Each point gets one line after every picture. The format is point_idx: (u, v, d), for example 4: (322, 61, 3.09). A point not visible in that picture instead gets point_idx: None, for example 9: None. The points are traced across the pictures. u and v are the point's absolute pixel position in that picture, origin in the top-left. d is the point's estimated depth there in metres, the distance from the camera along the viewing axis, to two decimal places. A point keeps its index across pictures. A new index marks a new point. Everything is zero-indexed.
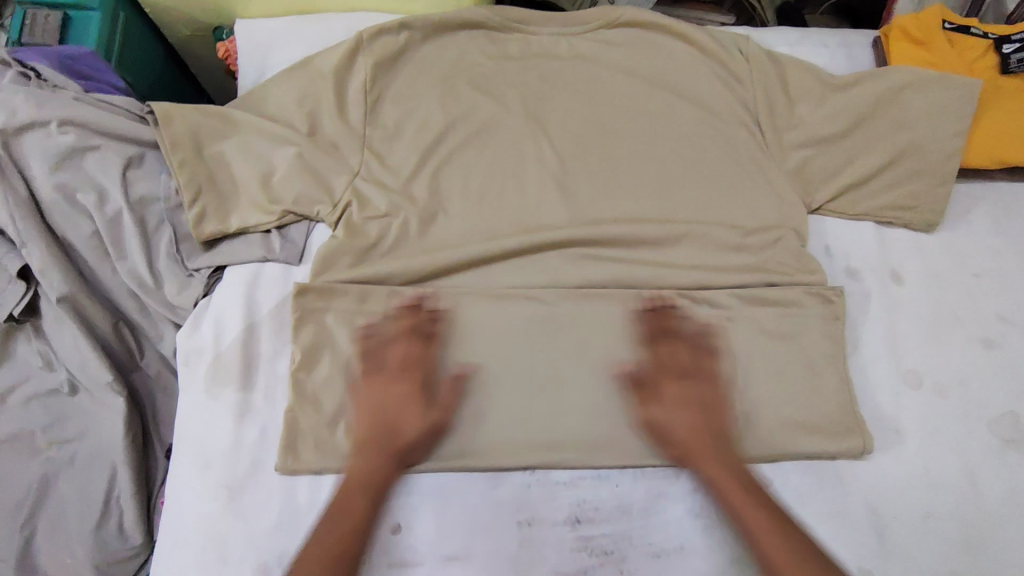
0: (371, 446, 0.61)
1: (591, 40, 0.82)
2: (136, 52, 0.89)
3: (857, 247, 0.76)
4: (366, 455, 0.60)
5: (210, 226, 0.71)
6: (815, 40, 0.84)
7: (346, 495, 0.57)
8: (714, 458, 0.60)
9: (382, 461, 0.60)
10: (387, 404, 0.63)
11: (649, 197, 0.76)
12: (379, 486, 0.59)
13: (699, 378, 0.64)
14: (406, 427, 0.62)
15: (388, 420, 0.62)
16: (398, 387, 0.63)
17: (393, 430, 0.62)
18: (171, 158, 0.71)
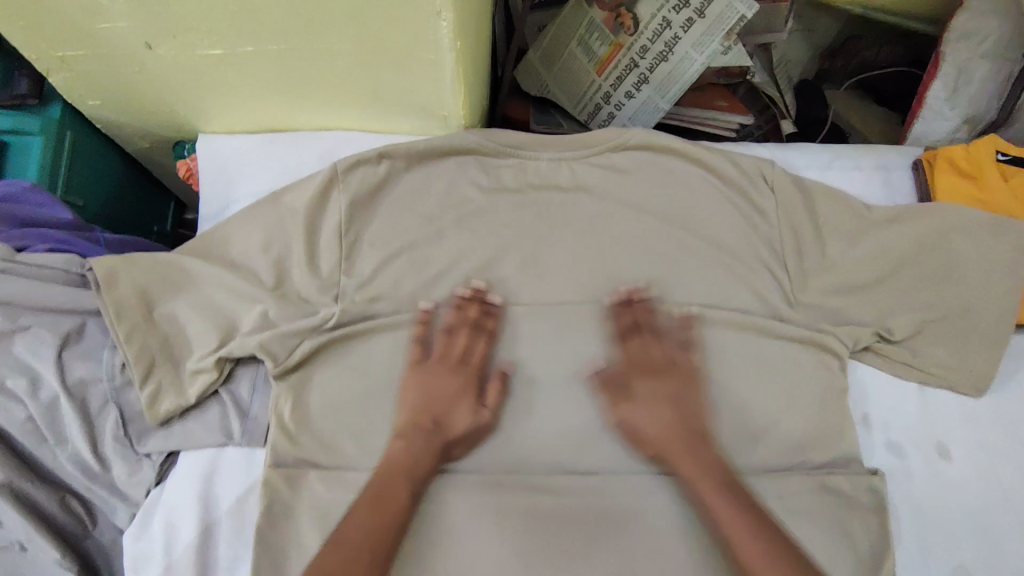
0: (414, 431, 0.61)
1: (597, 166, 0.72)
2: (87, 171, 0.79)
3: (896, 414, 0.68)
4: (411, 440, 0.61)
5: (166, 404, 0.62)
6: (847, 162, 0.74)
7: (386, 482, 0.58)
8: (688, 455, 0.59)
9: (425, 452, 0.60)
10: (438, 396, 0.63)
11: (667, 352, 0.67)
12: (422, 475, 0.60)
13: (665, 377, 0.64)
14: (457, 426, 0.62)
15: (436, 413, 0.62)
16: (453, 380, 0.64)
17: (440, 423, 0.62)
18: (116, 329, 0.62)
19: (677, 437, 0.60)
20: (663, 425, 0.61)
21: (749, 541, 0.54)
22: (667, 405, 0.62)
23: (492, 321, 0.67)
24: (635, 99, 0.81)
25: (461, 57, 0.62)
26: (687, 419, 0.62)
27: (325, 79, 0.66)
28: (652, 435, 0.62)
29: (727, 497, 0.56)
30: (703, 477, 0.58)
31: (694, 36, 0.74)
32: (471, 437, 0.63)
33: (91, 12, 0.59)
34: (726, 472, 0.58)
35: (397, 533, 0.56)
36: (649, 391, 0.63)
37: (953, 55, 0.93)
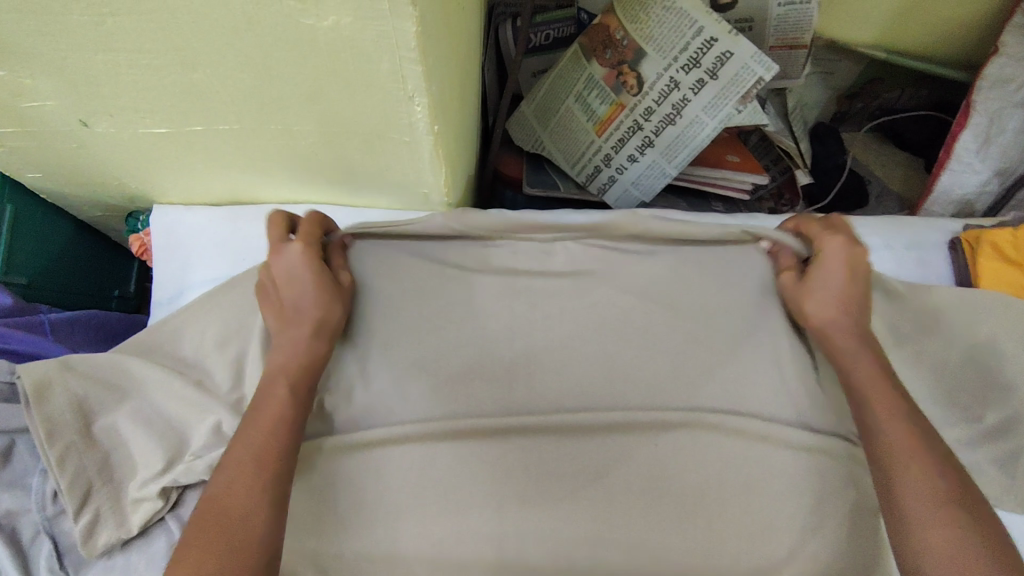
0: (286, 331, 0.54)
1: (596, 245, 0.64)
2: (31, 247, 0.72)
3: None
4: (282, 338, 0.54)
5: (102, 539, 0.54)
6: (876, 240, 0.67)
7: (264, 388, 0.51)
8: (853, 339, 0.54)
9: (301, 338, 0.54)
10: (287, 295, 0.56)
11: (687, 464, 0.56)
12: (307, 366, 0.53)
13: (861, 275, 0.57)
14: (307, 293, 0.55)
15: (291, 300, 0.55)
16: (297, 257, 0.56)
17: (299, 308, 0.55)
18: (46, 452, 0.53)
19: (850, 330, 0.55)
20: (830, 313, 0.56)
21: (914, 447, 0.47)
22: (847, 298, 0.56)
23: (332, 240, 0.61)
24: (639, 162, 0.73)
25: (440, 139, 0.54)
26: (862, 301, 0.56)
27: (287, 156, 0.59)
28: (826, 311, 0.56)
29: (894, 398, 0.50)
30: (868, 375, 0.52)
31: (705, 98, 0.67)
32: (341, 300, 0.56)
33: (14, 90, 0.51)
34: (891, 380, 0.52)
35: (292, 436, 0.49)
36: (833, 262, 0.56)
37: (985, 103, 0.84)
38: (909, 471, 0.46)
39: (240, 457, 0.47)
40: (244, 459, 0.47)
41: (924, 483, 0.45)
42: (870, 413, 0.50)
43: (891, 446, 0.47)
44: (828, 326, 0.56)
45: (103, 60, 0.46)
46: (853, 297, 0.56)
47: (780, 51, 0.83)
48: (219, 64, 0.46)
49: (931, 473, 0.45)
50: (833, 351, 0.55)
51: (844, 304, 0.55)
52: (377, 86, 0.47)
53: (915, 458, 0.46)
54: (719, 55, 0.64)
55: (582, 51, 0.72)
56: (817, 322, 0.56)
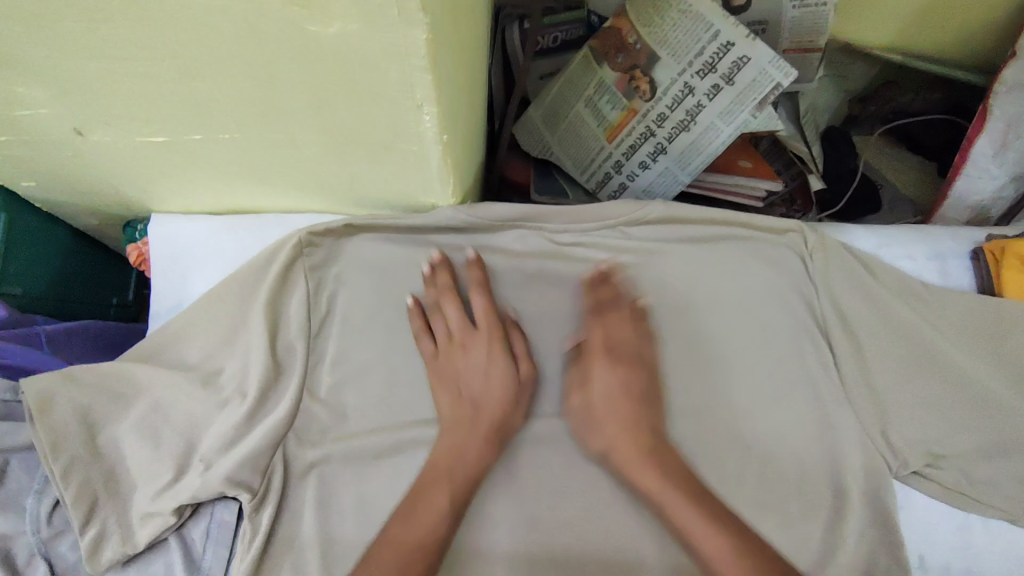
0: (454, 427, 0.57)
1: (610, 250, 0.63)
2: (26, 257, 0.70)
3: (959, 557, 0.57)
4: (445, 437, 0.56)
5: (107, 554, 0.52)
6: (897, 250, 0.65)
7: (423, 486, 0.54)
8: (631, 414, 0.57)
9: (484, 450, 0.56)
10: (501, 383, 0.58)
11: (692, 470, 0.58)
12: (473, 478, 0.55)
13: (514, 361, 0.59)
14: (494, 395, 0.57)
15: (471, 396, 0.58)
16: (476, 353, 0.58)
17: (477, 408, 0.57)
18: (51, 465, 0.52)
19: (638, 402, 0.58)
20: (606, 388, 0.58)
21: (671, 498, 0.53)
22: (636, 376, 0.59)
23: (470, 272, 0.60)
24: (650, 170, 0.71)
25: (449, 148, 0.52)
26: (642, 385, 0.59)
27: (288, 166, 0.57)
28: (597, 401, 0.58)
29: (655, 474, 0.54)
30: (626, 444, 0.56)
31: (720, 105, 0.65)
32: (528, 392, 0.59)
33: (5, 98, 0.49)
34: (659, 439, 0.56)
35: (458, 505, 0.54)
36: (613, 373, 0.58)
37: (1002, 108, 0.82)
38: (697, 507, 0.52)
39: (421, 541, 0.52)
40: (405, 545, 0.51)
41: (717, 548, 0.50)
42: (624, 476, 0.55)
43: (663, 500, 0.53)
44: (580, 408, 0.58)
45: (98, 68, 0.44)
46: (636, 375, 0.59)
47: (794, 54, 0.80)
48: (218, 72, 0.44)
49: (696, 507, 0.52)
50: (586, 429, 0.58)
51: (632, 390, 0.58)
52: (384, 95, 0.45)
53: (675, 494, 0.53)
54: (736, 60, 0.62)
55: (592, 55, 0.70)
56: (598, 447, 0.57)
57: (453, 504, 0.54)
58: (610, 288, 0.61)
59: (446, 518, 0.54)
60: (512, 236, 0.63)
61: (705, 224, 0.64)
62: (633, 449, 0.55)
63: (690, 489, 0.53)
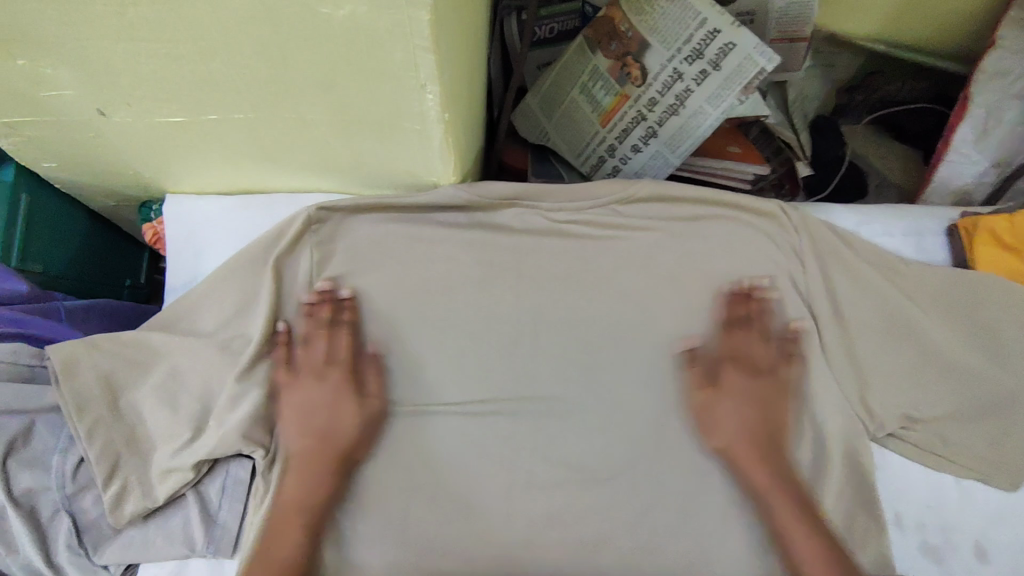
0: (310, 463, 0.57)
1: (602, 226, 0.66)
2: (47, 235, 0.73)
3: (926, 510, 0.61)
4: (305, 475, 0.56)
5: (129, 508, 0.56)
6: (877, 226, 0.68)
7: (280, 523, 0.54)
8: (759, 466, 0.58)
9: (328, 473, 0.57)
10: (309, 410, 0.58)
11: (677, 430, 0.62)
12: (320, 510, 0.56)
13: (763, 381, 0.60)
14: (344, 432, 0.58)
15: (322, 429, 0.58)
16: (318, 386, 0.59)
17: (334, 442, 0.58)
18: (76, 425, 0.56)
19: (757, 444, 0.59)
20: (728, 433, 0.59)
21: (799, 529, 0.54)
22: (754, 405, 0.59)
23: (348, 314, 0.61)
24: (642, 152, 0.75)
25: (449, 127, 0.55)
26: (759, 418, 0.59)
27: (298, 145, 0.60)
28: (729, 436, 0.59)
29: (793, 512, 0.55)
30: (768, 484, 0.57)
31: (709, 89, 0.68)
32: (369, 436, 0.60)
33: (33, 80, 0.52)
34: (807, 500, 0.56)
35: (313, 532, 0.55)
36: (743, 390, 0.60)
37: (983, 95, 0.86)
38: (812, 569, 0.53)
39: None
40: None
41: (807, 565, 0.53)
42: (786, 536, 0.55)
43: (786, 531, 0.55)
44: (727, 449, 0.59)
45: (124, 50, 0.48)
46: (762, 414, 0.59)
47: (780, 43, 0.84)
48: (236, 54, 0.47)
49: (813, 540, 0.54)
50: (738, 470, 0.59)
51: (752, 433, 0.59)
52: (389, 76, 0.48)
53: (804, 535, 0.54)
54: (722, 47, 0.66)
55: (587, 44, 0.74)
56: (729, 453, 0.59)
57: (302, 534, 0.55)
58: (331, 305, 0.61)
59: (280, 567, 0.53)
60: (509, 215, 0.66)
61: (695, 202, 0.67)
62: (752, 452, 0.58)
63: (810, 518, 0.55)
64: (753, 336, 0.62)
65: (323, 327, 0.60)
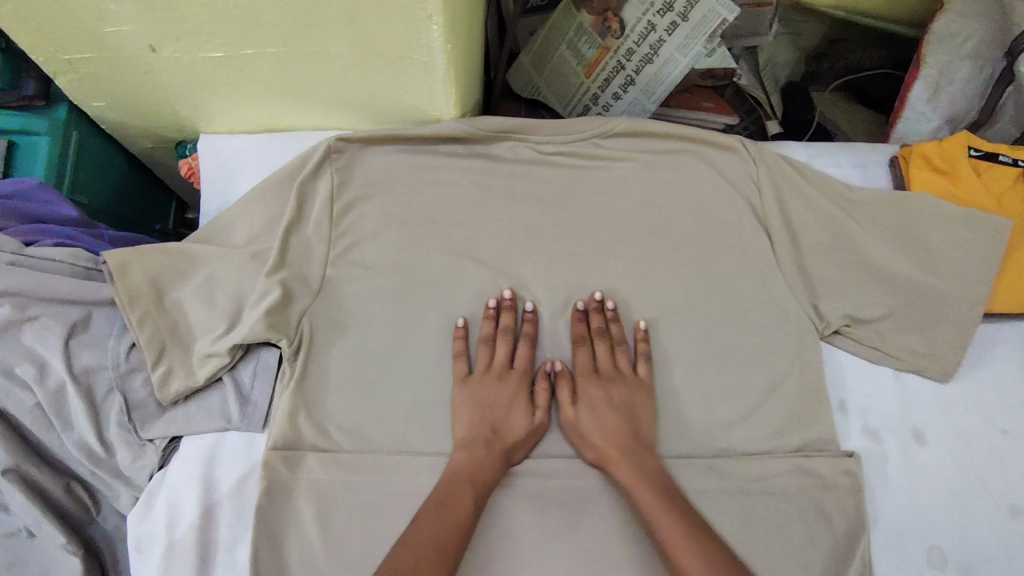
0: (474, 443, 0.63)
1: (584, 155, 0.75)
2: (93, 170, 0.82)
3: (867, 397, 0.70)
4: (468, 451, 0.62)
5: (174, 387, 0.64)
6: (827, 159, 0.77)
7: (452, 490, 0.59)
8: (618, 463, 0.62)
9: (487, 459, 0.62)
10: (491, 407, 0.65)
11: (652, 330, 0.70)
12: (485, 482, 0.61)
13: (614, 386, 0.66)
14: (517, 432, 0.64)
15: (493, 422, 0.64)
16: (498, 390, 0.66)
17: (496, 432, 0.64)
18: (128, 315, 0.64)
19: (620, 442, 0.63)
20: (597, 438, 0.64)
21: (657, 510, 0.58)
22: (613, 407, 0.64)
23: (529, 326, 0.69)
24: (622, 100, 0.84)
25: (452, 60, 0.64)
26: (624, 427, 0.64)
27: (319, 80, 0.69)
28: (596, 442, 0.64)
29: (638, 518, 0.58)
30: (644, 492, 0.59)
31: (679, 38, 0.77)
32: (529, 441, 0.65)
33: (96, 15, 0.62)
34: (662, 487, 0.60)
35: (479, 504, 0.60)
36: (594, 397, 0.65)
37: (935, 57, 0.95)
38: (680, 545, 0.56)
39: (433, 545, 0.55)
40: (420, 545, 0.55)
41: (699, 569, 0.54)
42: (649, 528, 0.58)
43: (655, 527, 0.58)
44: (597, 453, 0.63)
45: None
46: (609, 421, 0.64)
47: (749, 8, 0.93)
48: None
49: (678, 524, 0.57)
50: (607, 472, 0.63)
51: (613, 434, 0.63)
52: (401, 6, 0.57)
53: (669, 517, 0.57)
54: (689, 1, 0.75)
55: (572, 3, 0.83)
56: (596, 447, 0.64)
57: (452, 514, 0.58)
58: (512, 315, 0.68)
59: (435, 532, 0.56)
60: (503, 147, 0.75)
61: (667, 138, 0.75)
62: (615, 447, 0.63)
63: (689, 519, 0.58)
64: (595, 346, 0.68)
65: (488, 338, 0.67)
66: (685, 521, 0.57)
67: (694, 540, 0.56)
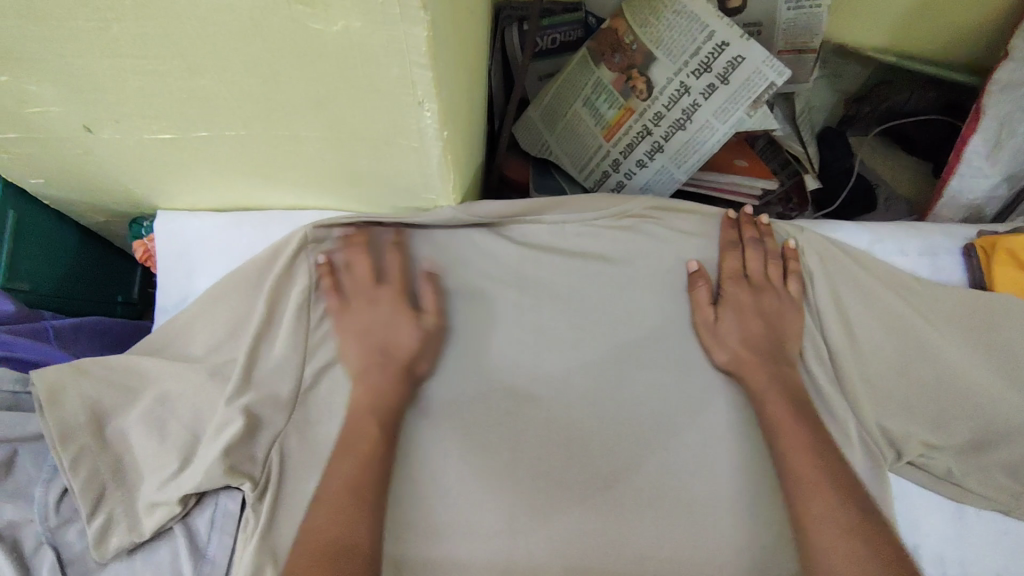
0: (368, 371, 0.57)
1: (609, 241, 0.64)
2: (36, 254, 0.72)
3: (944, 541, 0.59)
4: (365, 383, 0.57)
5: (114, 541, 0.53)
6: (891, 244, 0.66)
7: (355, 428, 0.54)
8: (766, 376, 0.58)
9: (384, 385, 0.57)
10: (372, 328, 0.58)
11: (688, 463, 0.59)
12: (389, 408, 0.56)
13: (766, 295, 0.62)
14: (405, 344, 0.58)
15: (379, 345, 0.58)
16: (380, 309, 0.59)
17: (386, 349, 0.58)
18: (60, 455, 0.53)
19: (756, 353, 0.59)
20: (730, 335, 0.60)
21: (798, 443, 0.54)
22: (754, 318, 0.60)
23: (398, 236, 0.62)
24: (648, 168, 0.73)
25: (449, 144, 0.53)
26: (760, 335, 0.60)
27: (293, 161, 0.58)
28: (732, 347, 0.60)
29: (807, 445, 0.53)
30: (777, 406, 0.56)
31: (716, 103, 0.66)
32: (429, 350, 0.59)
33: (15, 96, 0.50)
34: (807, 411, 0.56)
35: (389, 430, 0.55)
36: (740, 300, 0.61)
37: (997, 107, 0.81)
38: (795, 450, 0.53)
39: (330, 491, 0.50)
40: (337, 487, 0.50)
41: (818, 494, 0.50)
42: (783, 452, 0.54)
43: (788, 457, 0.53)
44: (732, 365, 0.59)
45: (108, 66, 0.46)
46: (757, 331, 0.60)
47: (788, 55, 0.82)
48: (225, 70, 0.45)
49: (813, 463, 0.52)
50: (744, 386, 0.59)
51: (749, 342, 0.60)
52: (386, 93, 0.46)
53: (797, 430, 0.55)
54: (730, 60, 0.64)
55: (590, 56, 0.72)
56: (728, 366, 0.60)
57: (363, 461, 0.52)
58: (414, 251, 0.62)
59: (352, 474, 0.51)
60: (515, 231, 0.64)
61: (698, 224, 0.65)
62: (755, 357, 0.59)
63: (808, 429, 0.55)
64: (746, 254, 0.63)
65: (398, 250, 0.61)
66: (823, 445, 0.54)
67: (837, 487, 0.51)
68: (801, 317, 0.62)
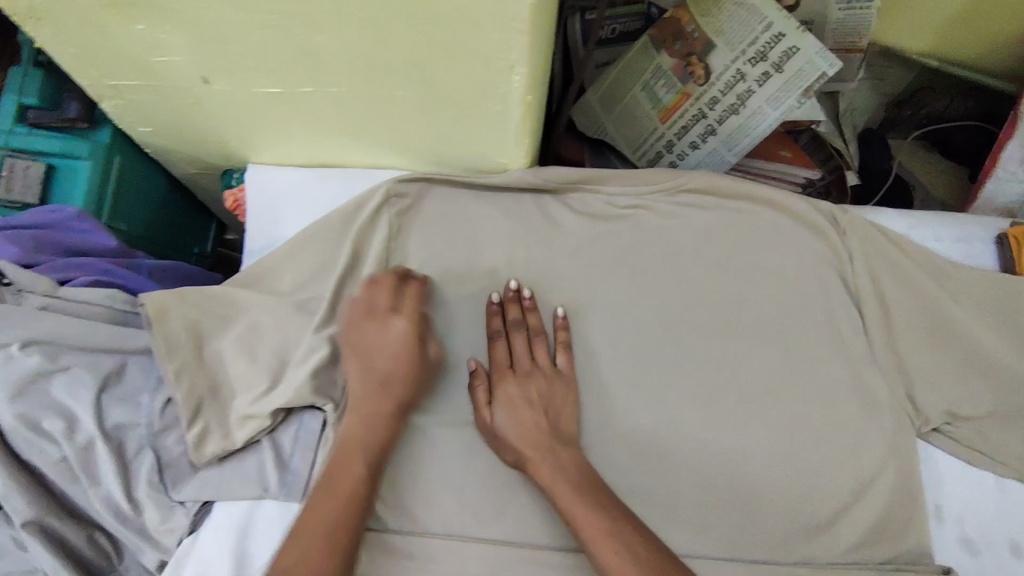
0: (364, 404, 0.58)
1: (664, 213, 0.69)
2: (133, 197, 0.78)
3: (963, 504, 0.63)
4: (358, 414, 0.58)
5: (209, 448, 0.59)
6: (927, 231, 0.71)
7: (341, 463, 0.56)
8: (548, 467, 0.57)
9: (377, 416, 0.58)
10: (376, 354, 0.59)
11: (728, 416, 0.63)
12: (380, 444, 0.57)
13: (532, 382, 0.61)
14: (409, 370, 0.59)
15: (380, 373, 0.59)
16: (388, 329, 0.60)
17: (383, 381, 0.59)
18: (166, 366, 0.59)
19: (546, 442, 0.58)
20: (508, 442, 0.59)
21: (587, 518, 0.54)
22: (533, 409, 0.60)
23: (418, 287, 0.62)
24: (700, 149, 0.79)
25: (528, 109, 0.59)
26: (541, 421, 0.59)
27: (382, 121, 0.64)
28: (516, 449, 0.59)
29: (603, 523, 0.53)
30: (562, 490, 0.56)
31: (769, 90, 0.71)
32: (427, 378, 0.61)
33: (148, 44, 0.57)
34: (592, 482, 0.57)
35: (374, 471, 0.56)
36: (512, 397, 0.60)
37: None
38: (597, 538, 0.53)
39: (308, 535, 0.52)
40: (312, 530, 0.52)
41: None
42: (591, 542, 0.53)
43: (593, 541, 0.53)
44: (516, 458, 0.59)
45: (239, 19, 0.52)
46: (533, 420, 0.59)
47: (837, 54, 0.87)
48: (343, 29, 0.51)
49: (621, 548, 0.52)
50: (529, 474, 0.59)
51: (534, 434, 0.59)
52: (483, 58, 0.52)
53: (583, 504, 0.55)
54: (786, 50, 0.69)
55: (651, 43, 0.76)
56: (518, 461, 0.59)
57: (342, 498, 0.54)
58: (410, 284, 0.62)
59: (336, 517, 0.53)
60: (573, 199, 0.69)
61: (748, 200, 0.69)
62: (542, 449, 0.58)
63: (596, 501, 0.55)
64: (510, 342, 0.63)
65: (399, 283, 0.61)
66: (619, 518, 0.54)
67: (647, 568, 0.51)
68: (569, 392, 0.62)
